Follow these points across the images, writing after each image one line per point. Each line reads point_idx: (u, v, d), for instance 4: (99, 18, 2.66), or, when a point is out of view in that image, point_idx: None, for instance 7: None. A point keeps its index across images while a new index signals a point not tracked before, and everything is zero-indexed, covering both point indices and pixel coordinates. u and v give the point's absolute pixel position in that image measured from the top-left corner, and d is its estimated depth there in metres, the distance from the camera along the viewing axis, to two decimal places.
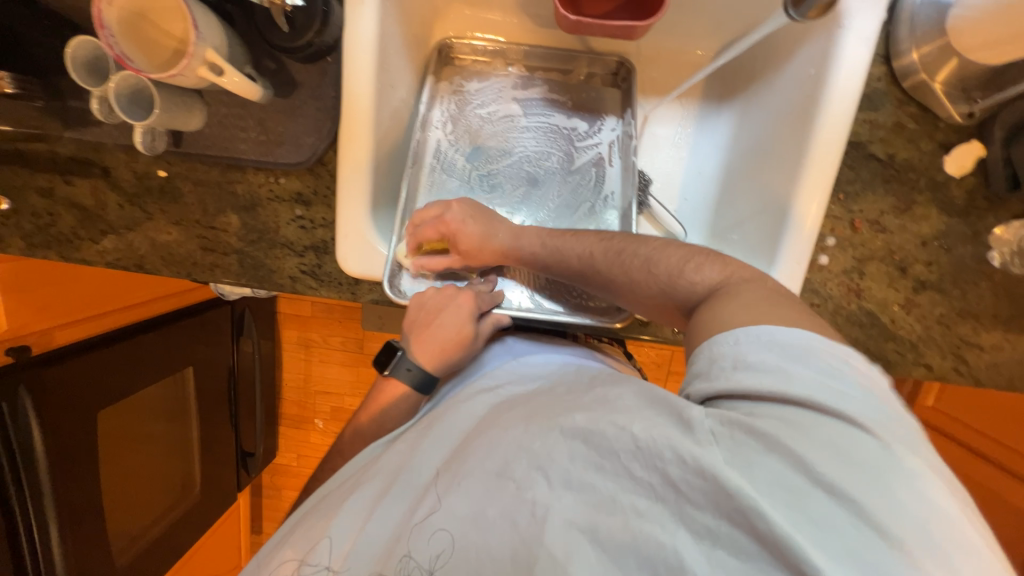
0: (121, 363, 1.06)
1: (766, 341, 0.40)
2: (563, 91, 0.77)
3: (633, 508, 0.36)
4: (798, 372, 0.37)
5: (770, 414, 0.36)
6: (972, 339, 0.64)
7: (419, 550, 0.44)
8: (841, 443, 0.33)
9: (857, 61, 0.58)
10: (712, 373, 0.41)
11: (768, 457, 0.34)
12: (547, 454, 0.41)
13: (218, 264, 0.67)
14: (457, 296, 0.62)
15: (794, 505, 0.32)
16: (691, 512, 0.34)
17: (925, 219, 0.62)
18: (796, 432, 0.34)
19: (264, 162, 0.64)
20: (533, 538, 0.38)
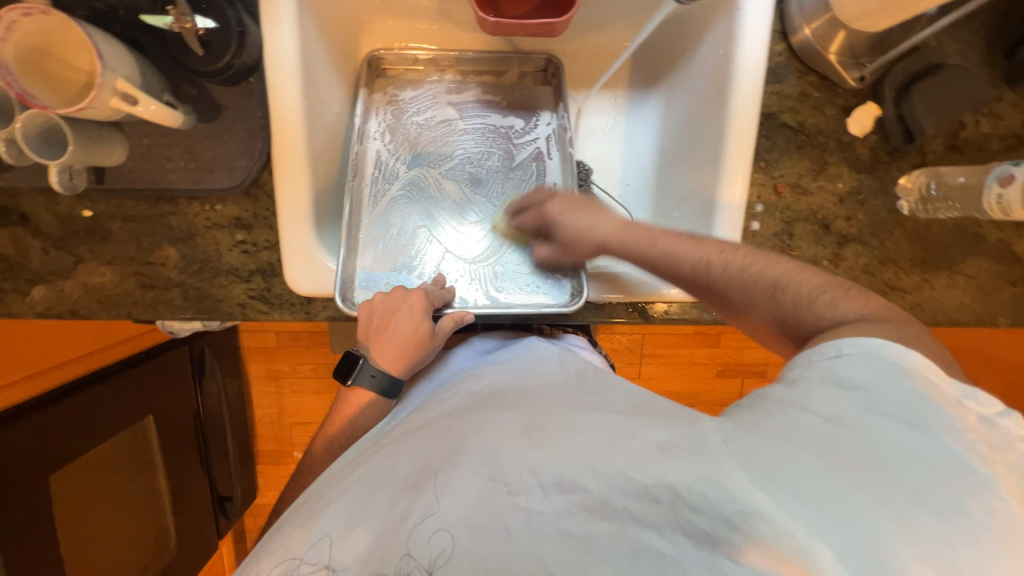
0: (66, 420, 0.99)
1: (864, 358, 0.41)
2: (497, 92, 0.79)
3: (629, 514, 0.37)
4: (883, 397, 0.39)
5: (819, 428, 0.38)
6: (896, 283, 0.70)
7: (419, 549, 0.41)
8: (886, 462, 0.35)
9: (758, 39, 0.62)
10: (801, 379, 0.42)
11: (806, 462, 0.36)
12: (541, 458, 0.41)
13: (160, 300, 0.65)
14: (408, 296, 0.61)
15: (816, 512, 0.34)
16: (688, 513, 0.36)
17: (838, 178, 0.67)
18: (846, 442, 0.37)
19: (196, 190, 0.62)
20: (528, 546, 0.38)
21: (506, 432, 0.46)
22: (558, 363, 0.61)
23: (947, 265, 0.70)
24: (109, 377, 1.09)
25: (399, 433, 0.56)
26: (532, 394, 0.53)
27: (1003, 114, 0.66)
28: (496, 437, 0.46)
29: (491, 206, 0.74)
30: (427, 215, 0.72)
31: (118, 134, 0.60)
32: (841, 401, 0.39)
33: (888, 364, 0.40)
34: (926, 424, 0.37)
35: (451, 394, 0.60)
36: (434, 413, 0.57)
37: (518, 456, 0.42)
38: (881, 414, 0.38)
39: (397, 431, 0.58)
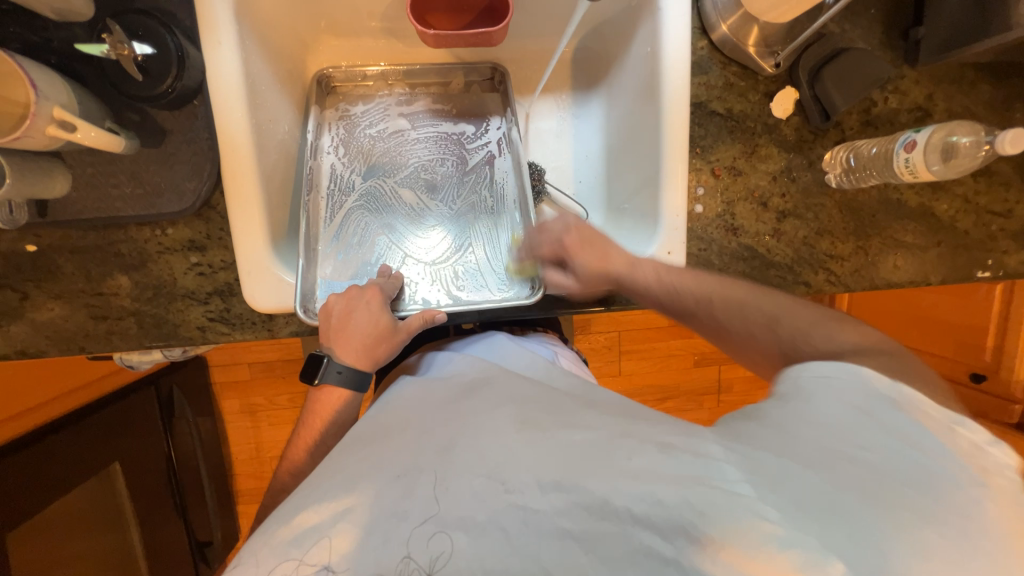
0: (19, 475, 0.93)
1: (847, 378, 0.45)
2: (445, 101, 0.82)
3: (630, 515, 0.38)
4: (878, 417, 0.41)
5: (812, 438, 0.40)
6: (834, 252, 0.75)
7: (418, 549, 0.40)
8: (888, 476, 0.37)
9: (680, 35, 0.67)
10: (789, 397, 0.46)
11: (810, 476, 0.37)
12: (533, 458, 0.43)
13: (114, 330, 0.64)
14: (364, 293, 0.63)
15: (823, 522, 0.35)
16: (691, 516, 0.37)
17: (769, 158, 0.72)
18: (853, 460, 0.38)
19: (145, 215, 0.62)
20: (527, 548, 0.38)
21: (502, 432, 0.46)
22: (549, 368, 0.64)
23: (876, 231, 0.75)
24: (80, 420, 1.07)
25: (389, 424, 0.55)
26: (521, 389, 0.54)
27: (907, 90, 0.72)
28: (492, 436, 0.46)
29: (448, 211, 0.75)
30: (387, 224, 0.73)
31: (60, 164, 0.60)
32: (843, 418, 0.41)
33: (890, 386, 0.44)
34: (918, 442, 0.39)
35: (441, 389, 0.59)
36: (426, 409, 0.55)
37: (509, 453, 0.44)
38: (884, 434, 0.40)
39: (391, 425, 0.55)
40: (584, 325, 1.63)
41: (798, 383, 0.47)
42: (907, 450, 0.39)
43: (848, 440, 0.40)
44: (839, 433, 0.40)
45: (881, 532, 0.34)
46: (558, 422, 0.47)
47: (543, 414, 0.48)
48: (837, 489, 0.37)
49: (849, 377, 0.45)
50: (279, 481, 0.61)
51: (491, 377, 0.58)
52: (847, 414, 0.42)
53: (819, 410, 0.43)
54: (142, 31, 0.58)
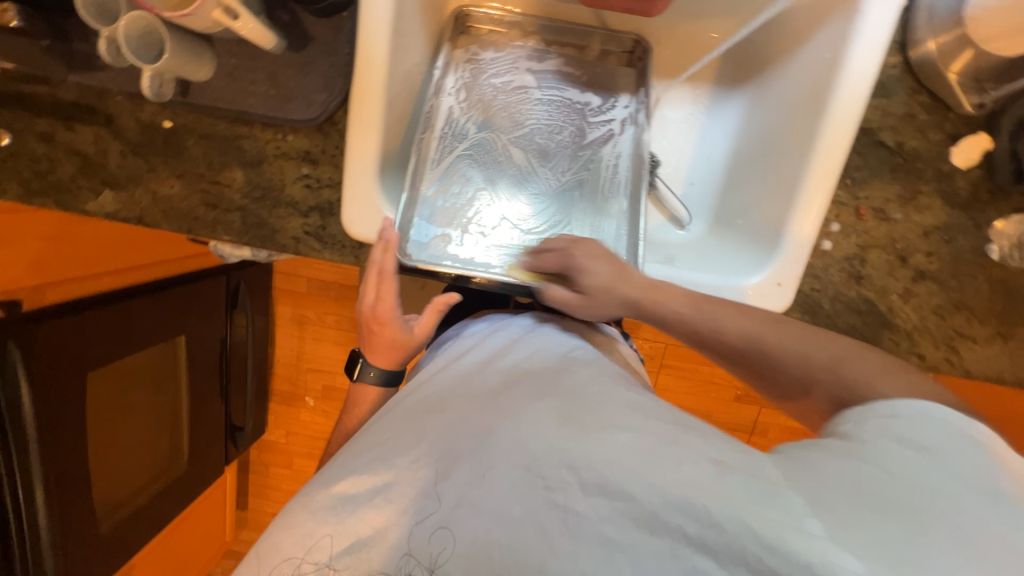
0: (111, 323, 1.01)
1: (885, 427, 0.39)
2: (577, 66, 0.76)
3: (684, 536, 0.36)
4: (952, 451, 0.36)
5: (865, 483, 0.35)
6: (966, 331, 0.66)
7: (420, 550, 0.43)
8: (967, 528, 0.32)
9: (874, 46, 0.58)
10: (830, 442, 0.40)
11: (870, 523, 0.33)
12: (581, 456, 0.40)
13: (220, 220, 0.67)
14: (374, 313, 0.63)
15: (889, 569, 0.31)
16: (754, 547, 0.34)
17: (928, 209, 0.63)
18: (922, 505, 0.33)
19: (273, 117, 0.63)
20: (561, 548, 0.39)
21: (544, 424, 0.43)
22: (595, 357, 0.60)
23: None
24: (153, 292, 1.13)
25: (417, 395, 0.55)
26: (566, 379, 0.50)
27: None
28: (531, 428, 0.43)
29: (553, 181, 0.72)
30: (490, 181, 0.71)
31: (207, 49, 0.61)
32: (907, 455, 0.36)
33: (903, 415, 0.39)
34: (995, 484, 0.34)
35: (481, 359, 0.57)
36: (466, 376, 0.54)
37: (557, 450, 0.41)
38: (952, 470, 0.35)
39: (420, 396, 0.54)
40: (632, 328, 1.57)
41: (836, 433, 0.41)
42: (973, 493, 0.34)
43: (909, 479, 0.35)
44: (898, 469, 0.36)
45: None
46: (618, 426, 0.42)
47: (586, 411, 0.45)
48: (927, 549, 0.31)
49: (894, 422, 0.39)
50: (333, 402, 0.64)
51: (537, 356, 0.55)
52: (895, 453, 0.37)
53: (872, 447, 0.38)
54: None
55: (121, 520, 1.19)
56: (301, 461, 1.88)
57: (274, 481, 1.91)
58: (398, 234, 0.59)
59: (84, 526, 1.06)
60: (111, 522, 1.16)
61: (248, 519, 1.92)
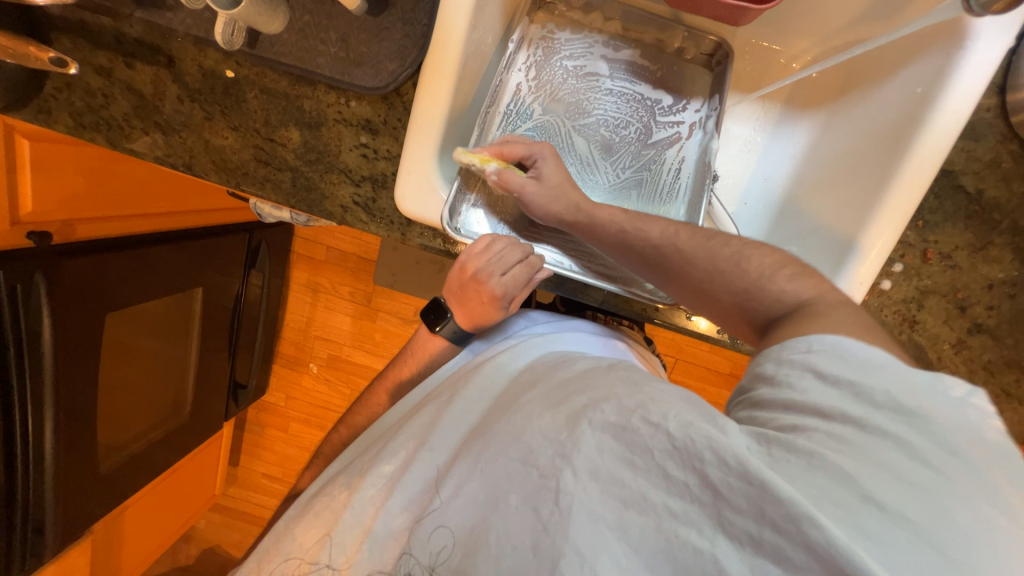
0: (133, 268, 0.99)
1: (840, 355, 0.39)
2: (653, 61, 0.74)
3: (666, 509, 0.38)
4: (880, 384, 0.36)
5: (813, 431, 0.36)
6: (1014, 391, 0.65)
7: (420, 549, 0.49)
8: (905, 458, 0.33)
9: (975, 85, 0.55)
10: (778, 379, 0.41)
11: (828, 468, 0.34)
12: (573, 447, 0.42)
13: (270, 179, 0.65)
14: (485, 291, 0.61)
15: (845, 512, 0.32)
16: (733, 517, 0.35)
17: (997, 261, 0.61)
18: (878, 456, 0.34)
19: (339, 80, 0.61)
20: (557, 530, 0.40)
21: (534, 415, 0.48)
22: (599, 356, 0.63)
23: None
24: (179, 241, 1.12)
25: (436, 395, 0.64)
26: (559, 374, 0.54)
27: None
28: (521, 422, 0.48)
29: (613, 176, 0.71)
30: None
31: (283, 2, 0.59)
32: (836, 395, 0.37)
33: (857, 352, 0.39)
34: (929, 405, 0.35)
35: (487, 367, 0.62)
36: (472, 379, 0.61)
37: (549, 441, 0.44)
38: (889, 402, 0.35)
39: (431, 401, 0.63)
40: None
41: (777, 365, 0.42)
42: (908, 421, 0.35)
43: (850, 422, 0.36)
44: (844, 411, 0.36)
45: (924, 526, 0.31)
46: (602, 400, 0.44)
47: (575, 397, 0.47)
48: (872, 488, 0.33)
49: (819, 358, 0.39)
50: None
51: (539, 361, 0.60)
52: (839, 386, 0.37)
53: (803, 393, 0.38)
54: None
55: (123, 460, 1.17)
56: (297, 427, 1.88)
57: (268, 443, 1.91)
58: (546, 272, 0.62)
59: (88, 466, 1.05)
60: (112, 462, 1.14)
61: (237, 477, 1.92)
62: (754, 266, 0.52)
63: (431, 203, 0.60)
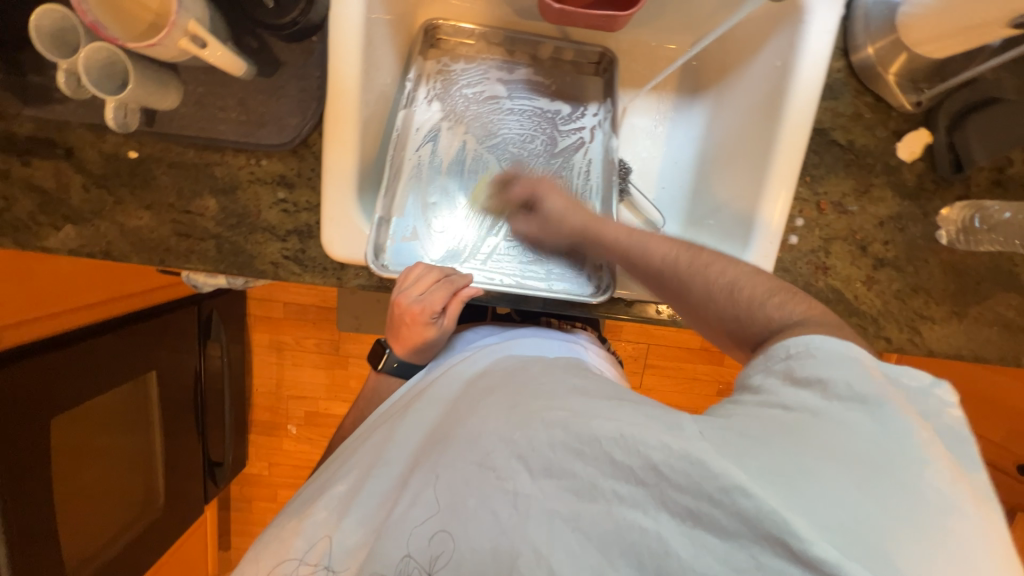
0: (66, 367, 0.95)
1: (814, 355, 0.41)
2: (546, 76, 0.79)
3: (615, 494, 0.40)
4: (853, 380, 0.39)
5: (787, 421, 0.38)
6: (925, 312, 0.71)
7: (419, 551, 0.47)
8: (859, 440, 0.36)
9: (819, 54, 0.62)
10: (761, 384, 0.43)
11: (789, 452, 0.36)
12: (526, 444, 0.45)
13: (193, 250, 0.65)
14: (405, 314, 0.61)
15: (786, 487, 0.35)
16: (673, 493, 0.37)
17: (881, 201, 0.68)
18: (834, 437, 0.36)
19: (244, 143, 0.62)
20: (515, 530, 0.42)
21: (489, 421, 0.49)
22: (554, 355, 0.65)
23: (976, 299, 0.71)
24: (116, 327, 1.08)
25: (393, 412, 0.64)
26: (518, 381, 0.54)
27: None
28: (479, 428, 0.49)
29: None
30: (468, 191, 0.73)
31: (173, 77, 0.60)
32: (806, 394, 0.40)
33: (832, 353, 0.41)
34: (887, 396, 0.38)
35: (442, 379, 0.63)
36: (429, 398, 0.61)
37: (504, 442, 0.46)
38: (848, 393, 0.38)
39: (392, 418, 0.62)
40: (615, 331, 1.61)
41: (764, 376, 0.43)
42: (870, 412, 0.37)
43: (813, 412, 0.38)
44: (813, 404, 0.39)
45: (855, 498, 0.34)
46: (553, 404, 0.47)
47: (531, 401, 0.49)
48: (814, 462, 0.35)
49: (797, 365, 0.42)
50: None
51: (494, 366, 0.61)
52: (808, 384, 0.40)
53: (776, 394, 0.41)
54: None
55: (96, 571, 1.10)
56: (287, 492, 1.81)
57: (259, 516, 1.83)
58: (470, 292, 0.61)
59: None
60: None
61: (231, 559, 1.83)
62: (745, 293, 0.51)
63: (359, 244, 0.62)
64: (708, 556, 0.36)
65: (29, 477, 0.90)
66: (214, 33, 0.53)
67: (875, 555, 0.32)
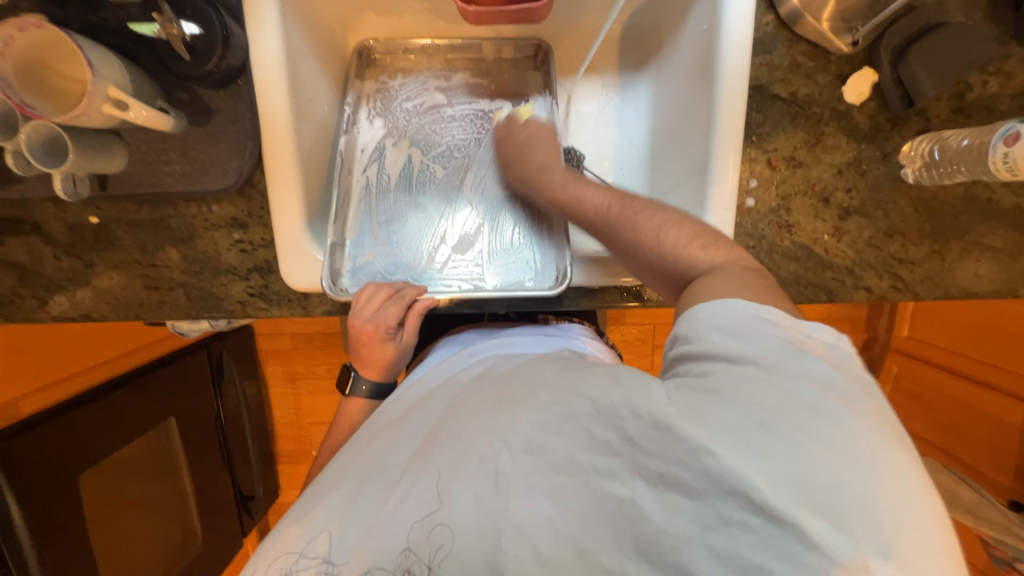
0: (89, 427, 1.01)
1: (740, 311, 0.39)
2: (484, 77, 0.79)
3: (593, 467, 0.37)
4: (770, 334, 0.37)
5: (727, 376, 0.36)
6: (904, 256, 0.69)
7: (419, 544, 0.41)
8: (783, 383, 0.34)
9: (743, 10, 0.60)
10: (691, 339, 0.40)
11: (717, 407, 0.34)
12: (508, 427, 0.42)
13: (165, 300, 0.67)
14: (365, 333, 0.61)
15: (737, 441, 0.32)
16: (644, 458, 0.35)
17: (836, 148, 0.65)
18: (766, 386, 0.34)
19: (193, 192, 0.64)
20: (499, 510, 0.39)
21: (478, 412, 0.46)
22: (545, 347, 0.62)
23: (958, 234, 0.68)
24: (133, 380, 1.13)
25: (388, 409, 0.58)
26: (512, 374, 0.51)
27: (1013, 72, 0.63)
28: (469, 418, 0.46)
29: (481, 189, 0.75)
30: (419, 204, 0.74)
31: (117, 140, 0.61)
32: (732, 345, 0.37)
33: (756, 310, 0.39)
34: (801, 343, 0.37)
35: (429, 374, 0.62)
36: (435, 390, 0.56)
37: (487, 428, 0.43)
38: (775, 346, 0.36)
39: (391, 416, 0.56)
40: (618, 316, 1.59)
41: (689, 329, 0.41)
42: (794, 358, 0.35)
43: (750, 365, 0.35)
44: (742, 355, 0.36)
45: (801, 446, 0.31)
46: (540, 387, 0.45)
47: (520, 389, 0.46)
48: (748, 412, 0.33)
49: (717, 319, 0.39)
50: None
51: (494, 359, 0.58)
52: (738, 339, 0.37)
53: (704, 347, 0.38)
54: (189, 10, 0.57)
55: None
56: None
57: None
58: (426, 304, 0.62)
59: None
60: None
61: None
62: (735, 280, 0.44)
63: (315, 271, 0.63)
64: (678, 515, 0.33)
65: (65, 535, 0.95)
66: (138, 95, 0.55)
67: (827, 507, 0.30)
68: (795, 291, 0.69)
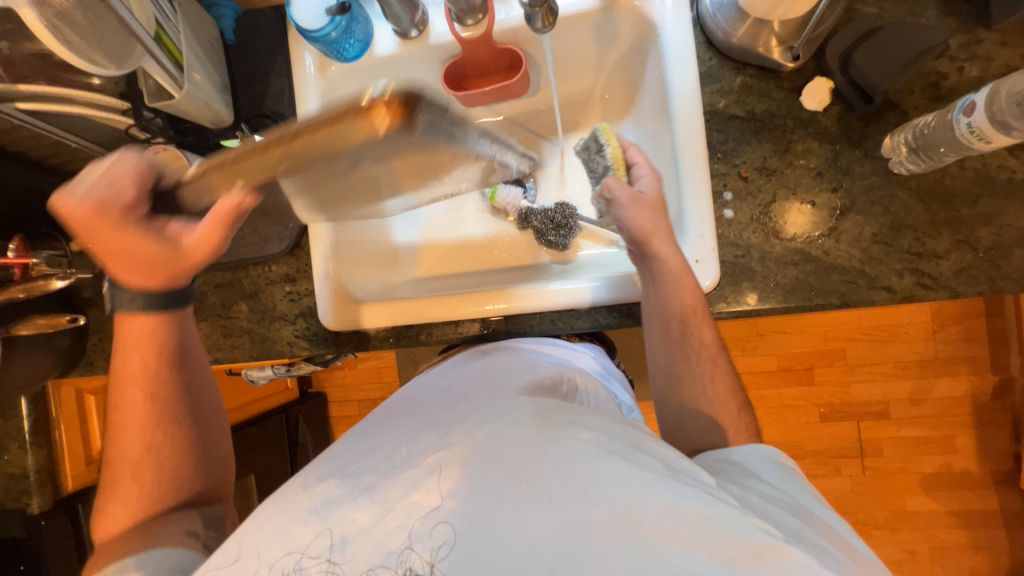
0: None
1: (772, 459, 0.57)
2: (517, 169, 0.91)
3: (654, 526, 0.43)
4: (807, 490, 0.53)
5: (782, 504, 0.50)
6: (923, 250, 0.63)
7: (420, 542, 0.44)
8: (817, 521, 0.49)
9: (683, 53, 0.69)
10: (741, 477, 0.53)
11: (787, 520, 0.47)
12: (563, 463, 0.46)
13: (235, 344, 0.84)
14: (79, 215, 0.54)
15: (810, 549, 0.44)
16: (715, 533, 0.43)
17: (808, 152, 0.66)
18: (810, 521, 0.48)
19: (259, 257, 0.82)
20: (544, 537, 0.43)
21: (524, 429, 0.49)
22: (554, 369, 0.66)
23: (983, 221, 0.62)
24: None
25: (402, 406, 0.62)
26: (544, 400, 0.55)
27: (990, 55, 0.62)
28: (513, 432, 0.49)
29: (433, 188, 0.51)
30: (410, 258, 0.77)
31: None
32: (779, 487, 0.53)
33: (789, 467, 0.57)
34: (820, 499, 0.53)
35: (435, 382, 0.66)
36: (449, 397, 0.59)
37: (539, 453, 0.47)
38: (805, 493, 0.53)
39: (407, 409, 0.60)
40: None
41: (748, 470, 0.55)
42: (824, 510, 0.51)
43: (792, 504, 0.51)
44: (789, 498, 0.51)
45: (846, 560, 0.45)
46: (582, 427, 0.50)
47: (563, 420, 0.51)
48: (803, 526, 0.47)
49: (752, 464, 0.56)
50: (137, 375, 0.65)
51: (514, 377, 0.60)
52: (777, 482, 0.54)
53: (760, 482, 0.53)
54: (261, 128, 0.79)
55: None
56: None
57: None
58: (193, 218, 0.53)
59: None
60: None
61: None
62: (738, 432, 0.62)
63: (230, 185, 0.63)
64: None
65: None
66: None
67: None
68: (798, 297, 0.66)
